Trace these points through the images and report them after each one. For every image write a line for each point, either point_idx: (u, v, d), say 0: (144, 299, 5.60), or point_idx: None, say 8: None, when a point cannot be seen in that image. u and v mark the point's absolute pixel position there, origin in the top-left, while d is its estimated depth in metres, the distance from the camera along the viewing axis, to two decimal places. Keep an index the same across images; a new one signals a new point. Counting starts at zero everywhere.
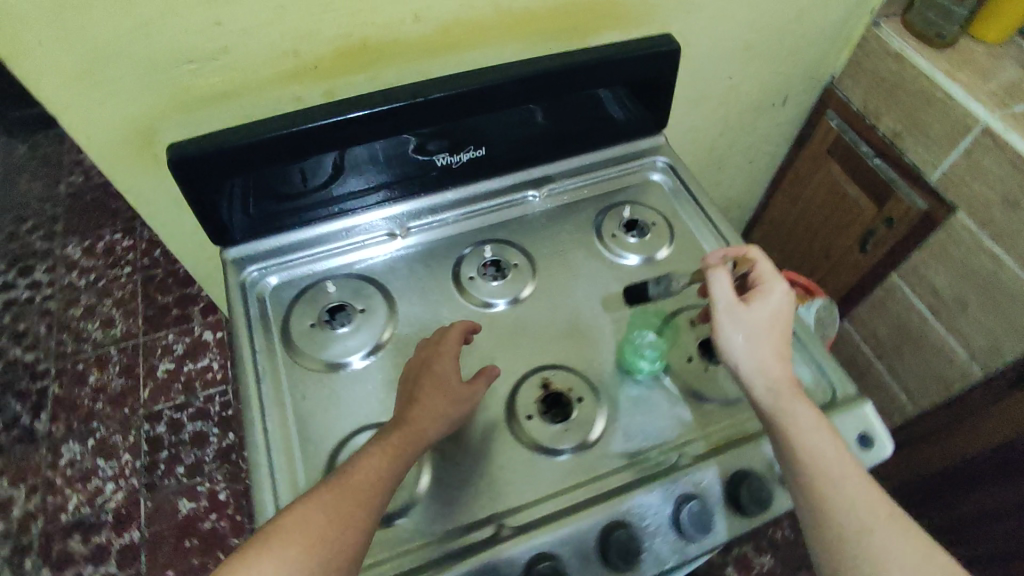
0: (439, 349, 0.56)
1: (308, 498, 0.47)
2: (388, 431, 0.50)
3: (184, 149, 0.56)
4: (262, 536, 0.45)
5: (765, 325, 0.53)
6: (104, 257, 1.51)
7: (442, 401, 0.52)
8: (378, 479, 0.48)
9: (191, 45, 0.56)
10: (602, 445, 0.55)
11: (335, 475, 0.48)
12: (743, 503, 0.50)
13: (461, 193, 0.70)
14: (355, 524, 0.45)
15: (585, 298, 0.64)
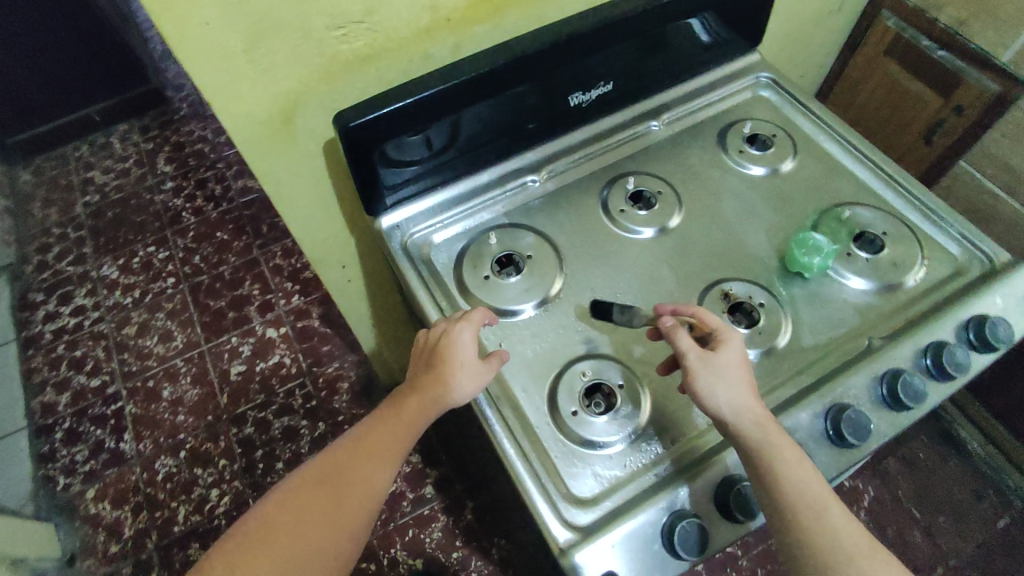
0: (446, 331, 0.55)
1: (334, 456, 0.54)
2: (400, 401, 0.54)
3: (357, 117, 0.55)
4: (290, 492, 0.53)
5: (734, 374, 0.50)
6: (145, 271, 1.47)
7: (444, 382, 0.53)
8: (390, 445, 0.53)
9: (343, 9, 0.55)
10: (798, 340, 0.57)
11: (355, 438, 0.54)
12: (732, 509, 0.49)
13: (587, 132, 0.71)
14: (373, 483, 0.53)
15: (734, 212, 0.66)
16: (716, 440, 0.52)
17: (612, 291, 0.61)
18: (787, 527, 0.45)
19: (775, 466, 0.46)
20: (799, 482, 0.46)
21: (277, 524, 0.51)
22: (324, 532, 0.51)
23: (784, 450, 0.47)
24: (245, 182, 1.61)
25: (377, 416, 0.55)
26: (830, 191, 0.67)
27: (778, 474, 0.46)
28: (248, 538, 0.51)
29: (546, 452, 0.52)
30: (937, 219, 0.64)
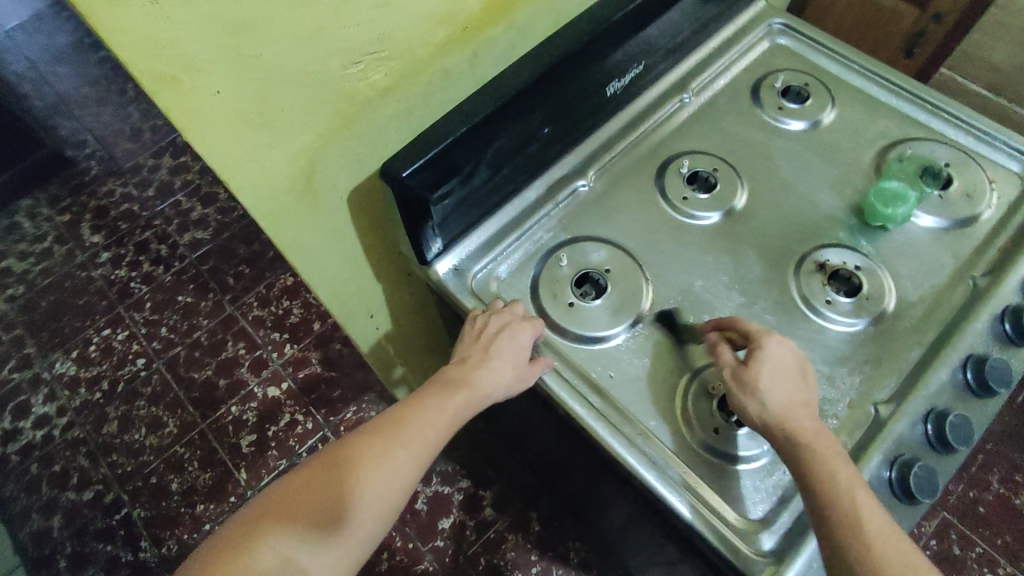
0: (504, 323, 0.54)
1: (360, 435, 0.49)
2: (444, 386, 0.52)
3: (409, 162, 0.49)
4: (321, 465, 0.47)
5: (776, 385, 0.47)
6: (107, 359, 1.30)
7: (499, 369, 0.51)
8: (427, 429, 0.49)
9: (361, 40, 0.46)
10: (905, 293, 0.55)
11: (387, 417, 0.50)
12: None
13: (622, 119, 0.65)
14: (406, 471, 0.48)
15: (796, 173, 0.63)
16: (868, 425, 0.50)
17: (705, 288, 0.57)
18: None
19: (839, 512, 0.42)
20: (867, 534, 0.41)
21: (289, 500, 0.45)
22: (349, 514, 0.45)
23: (847, 492, 0.42)
24: (191, 235, 1.45)
25: (417, 394, 0.52)
26: (881, 132, 0.65)
27: (840, 521, 0.41)
28: (262, 514, 0.44)
29: (693, 477, 0.49)
30: (990, 139, 0.62)
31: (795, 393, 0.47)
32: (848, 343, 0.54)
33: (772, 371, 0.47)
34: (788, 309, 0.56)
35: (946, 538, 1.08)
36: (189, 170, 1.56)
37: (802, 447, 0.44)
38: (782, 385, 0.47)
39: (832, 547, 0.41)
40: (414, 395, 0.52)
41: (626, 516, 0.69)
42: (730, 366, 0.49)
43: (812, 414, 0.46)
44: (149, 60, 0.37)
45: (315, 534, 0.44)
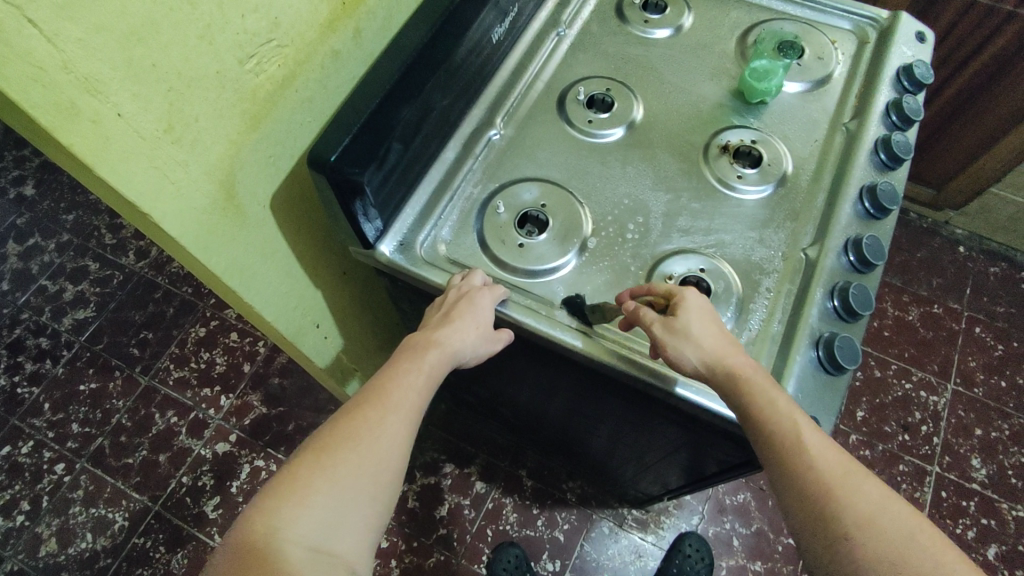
0: (461, 294, 0.54)
1: (343, 416, 0.48)
2: (414, 352, 0.52)
3: (335, 145, 0.48)
4: (314, 453, 0.45)
5: (704, 332, 0.49)
6: (18, 478, 1.15)
7: (462, 326, 0.52)
8: (407, 396, 0.49)
9: (250, 32, 0.45)
10: (796, 154, 0.63)
11: (365, 394, 0.49)
12: (838, 364, 0.51)
13: (510, 66, 0.67)
14: (397, 440, 0.47)
15: (677, 75, 0.68)
16: (803, 269, 0.56)
17: (634, 196, 0.61)
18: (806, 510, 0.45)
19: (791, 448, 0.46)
20: (807, 451, 0.45)
21: (292, 492, 0.43)
22: (350, 494, 0.44)
23: (789, 417, 0.46)
24: (71, 317, 1.31)
25: (391, 364, 0.51)
26: (734, 23, 0.72)
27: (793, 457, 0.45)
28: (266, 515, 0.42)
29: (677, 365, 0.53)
30: (828, 10, 0.72)
31: (721, 334, 0.50)
32: (764, 208, 0.61)
33: (699, 320, 0.50)
34: (708, 194, 0.61)
35: (869, 366, 1.24)
36: (43, 251, 1.39)
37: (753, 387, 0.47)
38: (710, 330, 0.50)
39: (791, 484, 0.45)
40: (385, 369, 0.51)
41: (621, 425, 0.73)
42: (656, 322, 0.50)
43: (739, 350, 0.49)
44: (47, 94, 0.33)
45: (322, 522, 0.42)
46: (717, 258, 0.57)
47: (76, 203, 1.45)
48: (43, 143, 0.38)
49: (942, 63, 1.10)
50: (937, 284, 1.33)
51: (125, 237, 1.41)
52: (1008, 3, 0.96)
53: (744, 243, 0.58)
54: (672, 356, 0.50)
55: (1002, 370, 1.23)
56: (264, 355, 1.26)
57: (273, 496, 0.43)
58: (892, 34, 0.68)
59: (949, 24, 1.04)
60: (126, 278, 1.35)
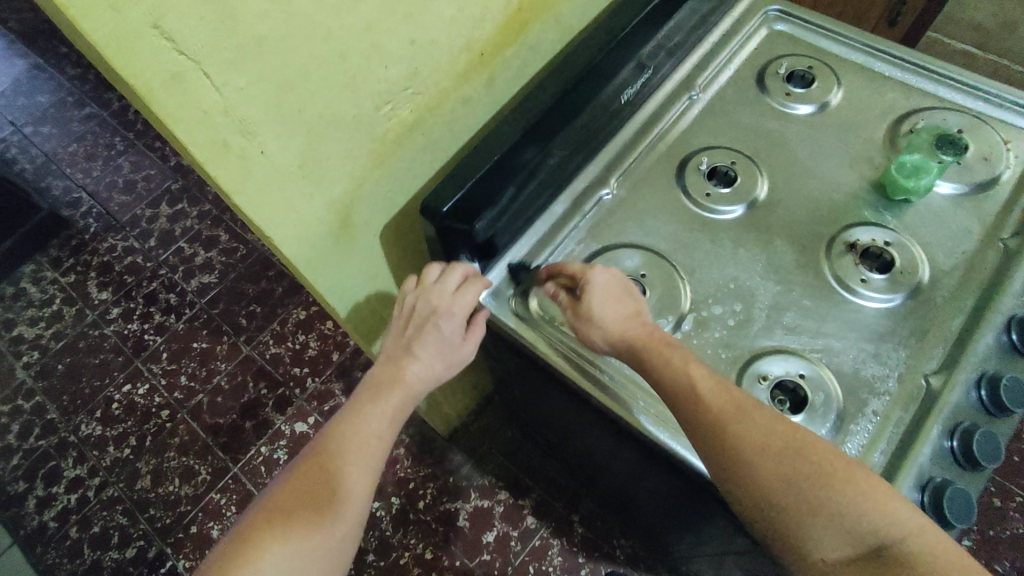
0: (431, 311, 0.55)
1: (304, 463, 0.50)
2: (377, 392, 0.53)
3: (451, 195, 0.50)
4: (273, 504, 0.48)
5: (604, 308, 0.53)
6: (131, 415, 1.30)
7: (426, 356, 0.54)
8: (368, 443, 0.52)
9: (391, 81, 0.47)
10: (936, 265, 0.57)
11: (326, 437, 0.52)
12: (947, 515, 0.45)
13: (634, 125, 0.66)
14: (354, 484, 0.49)
15: (813, 157, 0.64)
16: (921, 399, 0.51)
17: (740, 281, 0.58)
18: (771, 526, 0.43)
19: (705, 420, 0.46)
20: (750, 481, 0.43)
21: (248, 545, 0.45)
22: (309, 544, 0.46)
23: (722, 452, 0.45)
24: (198, 280, 1.45)
25: (353, 403, 0.54)
26: (889, 106, 0.66)
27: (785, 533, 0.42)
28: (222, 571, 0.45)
29: None
30: (1008, 105, 0.64)
31: (626, 310, 0.53)
32: (886, 320, 0.55)
33: (601, 299, 0.53)
34: (824, 291, 0.57)
35: (988, 492, 1.09)
36: (187, 216, 1.55)
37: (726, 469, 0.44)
38: (614, 307, 0.53)
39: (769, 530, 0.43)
40: (346, 413, 0.53)
41: (682, 509, 0.70)
42: (568, 307, 0.55)
43: (642, 322, 0.52)
44: (206, 135, 0.37)
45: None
46: (821, 365, 0.53)
47: None
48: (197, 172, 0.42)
49: None
50: None
51: None
52: None
53: (855, 354, 0.54)
54: (584, 337, 0.54)
55: None
56: (352, 347, 1.33)
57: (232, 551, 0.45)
58: None
59: None
60: (248, 253, 1.48)
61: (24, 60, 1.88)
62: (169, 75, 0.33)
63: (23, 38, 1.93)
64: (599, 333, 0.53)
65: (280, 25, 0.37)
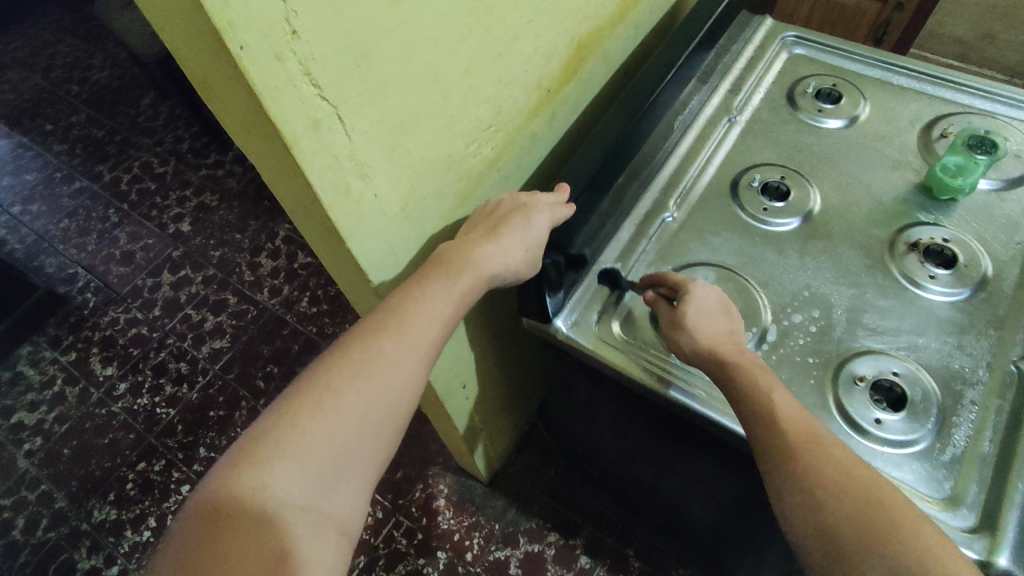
0: (521, 206, 0.53)
1: (359, 338, 0.45)
2: (445, 271, 0.48)
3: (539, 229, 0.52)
4: (323, 375, 0.43)
5: (705, 321, 0.52)
6: (148, 494, 1.22)
7: (508, 244, 0.51)
8: (426, 324, 0.47)
9: (479, 119, 0.48)
10: (995, 259, 0.59)
11: (385, 314, 0.46)
12: None
13: (680, 152, 0.69)
14: (407, 376, 0.45)
15: (855, 168, 0.67)
16: (1014, 384, 0.52)
17: (813, 288, 0.59)
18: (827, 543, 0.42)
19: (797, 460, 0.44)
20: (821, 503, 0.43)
21: (293, 420, 0.41)
22: (355, 427, 0.42)
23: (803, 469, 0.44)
24: (209, 345, 1.41)
25: (415, 279, 0.48)
26: (915, 115, 0.70)
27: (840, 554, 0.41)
28: (263, 438, 0.40)
29: None
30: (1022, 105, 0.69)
31: (724, 330, 0.53)
32: (958, 313, 0.57)
33: (700, 311, 0.53)
34: (896, 290, 0.59)
35: None
36: (191, 282, 1.52)
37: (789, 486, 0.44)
38: (711, 323, 0.52)
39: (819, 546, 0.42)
40: (405, 287, 0.48)
41: (756, 533, 0.68)
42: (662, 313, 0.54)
43: (733, 342, 0.52)
44: (333, 180, 0.37)
45: (328, 457, 0.41)
46: (911, 363, 0.54)
47: (223, 241, 1.59)
48: (307, 219, 0.42)
49: None
50: None
51: (262, 275, 1.52)
52: None
53: (940, 349, 0.55)
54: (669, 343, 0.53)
55: None
56: None
57: (271, 426, 0.40)
58: None
59: None
60: (259, 313, 1.45)
61: (9, 140, 1.86)
62: (311, 122, 0.34)
63: (6, 119, 1.91)
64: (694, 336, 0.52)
65: (402, 69, 0.38)
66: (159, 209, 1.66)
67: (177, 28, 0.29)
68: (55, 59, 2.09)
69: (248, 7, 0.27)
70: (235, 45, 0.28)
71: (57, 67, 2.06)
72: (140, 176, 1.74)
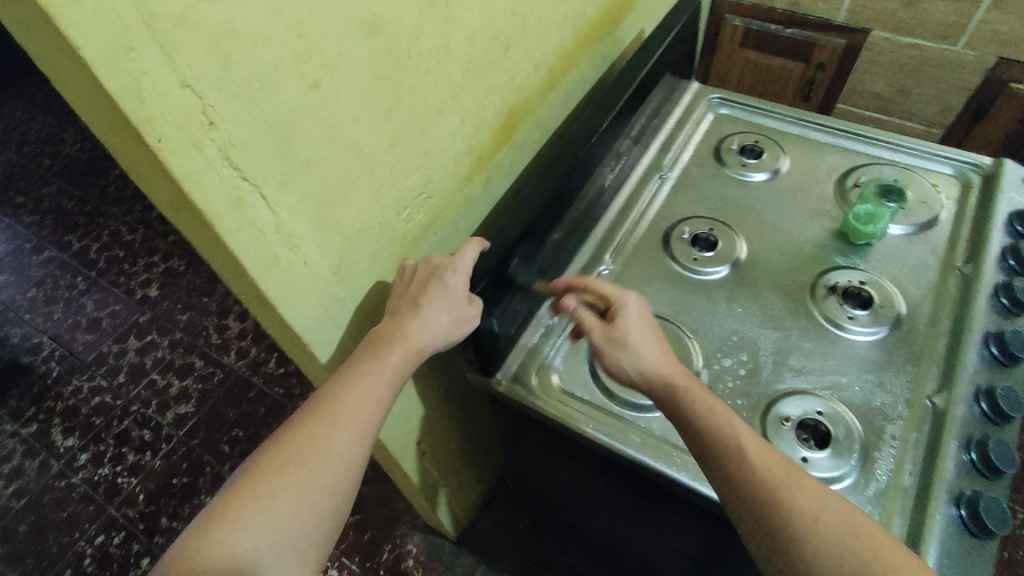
0: (433, 269, 0.53)
1: (297, 423, 0.47)
2: (376, 349, 0.50)
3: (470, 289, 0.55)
4: (262, 463, 0.45)
5: (640, 338, 0.54)
6: (106, 569, 1.18)
7: (430, 311, 0.51)
8: (359, 403, 0.48)
9: (409, 187, 0.51)
10: (908, 300, 0.63)
11: (321, 397, 0.48)
12: (985, 524, 0.48)
13: (615, 209, 0.74)
14: (343, 455, 0.47)
15: (777, 218, 0.72)
16: (931, 418, 0.55)
17: (741, 333, 0.63)
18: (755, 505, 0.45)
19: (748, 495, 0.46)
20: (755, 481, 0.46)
21: (232, 509, 0.43)
22: (292, 512, 0.44)
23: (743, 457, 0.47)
24: (174, 411, 1.39)
25: (353, 359, 0.50)
26: (831, 167, 0.76)
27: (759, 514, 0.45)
28: (205, 528, 0.43)
29: None
30: (927, 155, 0.75)
31: (657, 342, 0.55)
32: (877, 351, 0.60)
33: (634, 325, 0.55)
34: (818, 332, 0.62)
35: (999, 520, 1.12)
36: (158, 347, 1.51)
37: (726, 461, 0.47)
38: (647, 337, 0.54)
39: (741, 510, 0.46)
40: (343, 369, 0.50)
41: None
42: (596, 329, 0.56)
43: (674, 360, 0.53)
44: (261, 251, 0.40)
45: (266, 545, 0.43)
46: (834, 401, 0.57)
47: (192, 304, 1.59)
48: (239, 288, 0.44)
49: None
50: None
51: (230, 337, 1.52)
52: None
53: (861, 386, 0.58)
54: (612, 365, 0.55)
55: None
56: None
57: (208, 519, 0.43)
58: (999, 179, 0.69)
59: None
60: (225, 376, 1.45)
61: None
62: (234, 201, 0.36)
63: None
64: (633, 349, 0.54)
65: (325, 149, 0.41)
66: (127, 275, 1.67)
67: (102, 124, 0.32)
68: (29, 134, 2.13)
69: (165, 106, 0.31)
70: (154, 138, 0.31)
71: (30, 141, 2.10)
72: (109, 244, 1.75)
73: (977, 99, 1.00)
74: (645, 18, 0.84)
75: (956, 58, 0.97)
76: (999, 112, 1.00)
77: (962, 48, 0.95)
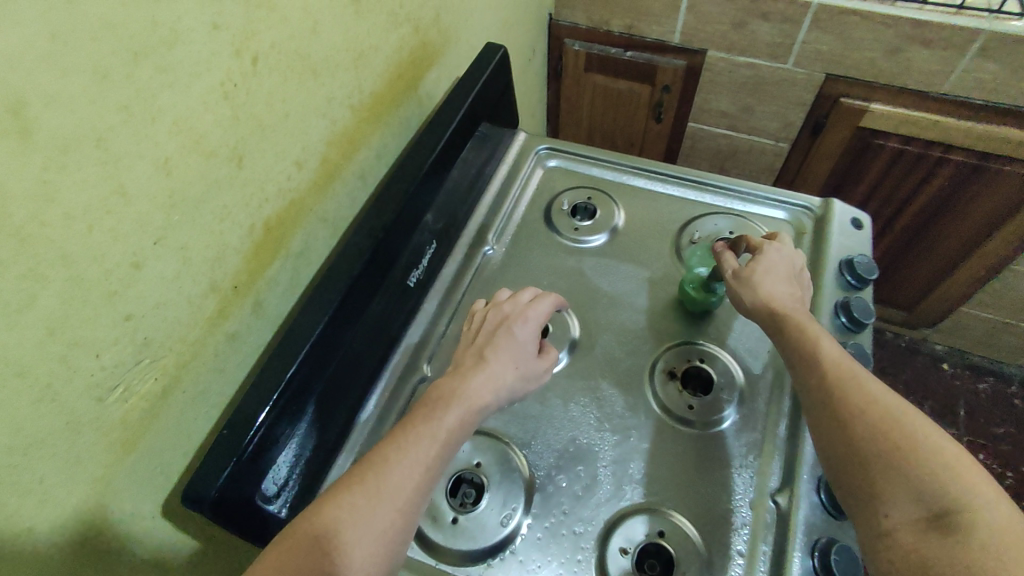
0: (504, 317, 0.55)
1: (342, 489, 0.41)
2: (432, 409, 0.46)
3: (210, 480, 0.44)
4: (293, 537, 0.39)
5: (771, 278, 0.56)
6: None
7: (497, 366, 0.50)
8: (409, 472, 0.42)
9: (112, 364, 0.39)
10: (748, 376, 0.58)
11: (363, 468, 0.42)
12: None
13: (435, 298, 0.66)
14: (382, 533, 0.40)
15: (613, 289, 0.65)
16: (776, 522, 0.50)
17: (578, 440, 0.55)
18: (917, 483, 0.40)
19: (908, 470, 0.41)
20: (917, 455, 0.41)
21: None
22: None
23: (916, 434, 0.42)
24: None
25: (405, 425, 0.45)
26: (669, 221, 0.70)
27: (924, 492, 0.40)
28: None
29: None
30: (759, 199, 0.71)
31: (789, 293, 0.55)
32: (720, 443, 0.55)
33: (769, 271, 0.56)
34: (660, 428, 0.56)
35: None
36: None
37: (888, 432, 0.43)
38: (782, 286, 0.55)
39: (892, 485, 0.41)
40: (395, 432, 0.45)
41: None
42: (731, 263, 0.58)
43: (798, 304, 0.54)
44: None
45: None
46: (675, 516, 0.51)
47: None
48: None
49: (886, 203, 1.09)
50: (929, 408, 1.33)
51: None
52: (935, 150, 0.95)
53: (706, 491, 0.52)
54: (734, 299, 0.57)
55: (1011, 497, 1.19)
56: None
57: None
58: (828, 225, 0.66)
59: (878, 176, 1.04)
60: None
61: None
62: None
63: None
64: (760, 288, 0.55)
65: None
66: None
67: None
68: None
69: None
70: None
71: None
72: None
73: (813, 114, 0.99)
74: (455, 67, 0.75)
75: (789, 76, 0.95)
76: (835, 127, 0.99)
77: (792, 65, 0.93)
